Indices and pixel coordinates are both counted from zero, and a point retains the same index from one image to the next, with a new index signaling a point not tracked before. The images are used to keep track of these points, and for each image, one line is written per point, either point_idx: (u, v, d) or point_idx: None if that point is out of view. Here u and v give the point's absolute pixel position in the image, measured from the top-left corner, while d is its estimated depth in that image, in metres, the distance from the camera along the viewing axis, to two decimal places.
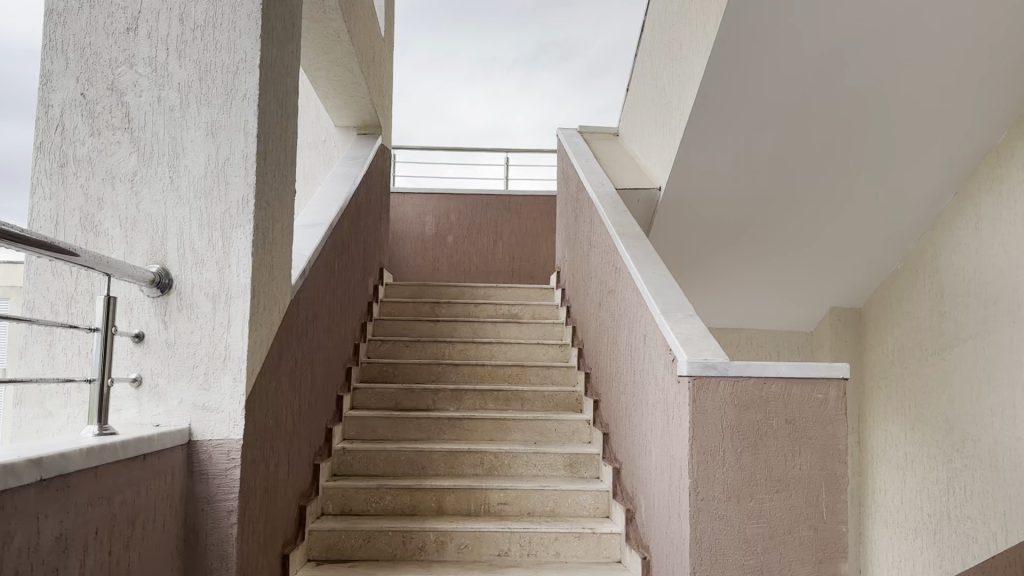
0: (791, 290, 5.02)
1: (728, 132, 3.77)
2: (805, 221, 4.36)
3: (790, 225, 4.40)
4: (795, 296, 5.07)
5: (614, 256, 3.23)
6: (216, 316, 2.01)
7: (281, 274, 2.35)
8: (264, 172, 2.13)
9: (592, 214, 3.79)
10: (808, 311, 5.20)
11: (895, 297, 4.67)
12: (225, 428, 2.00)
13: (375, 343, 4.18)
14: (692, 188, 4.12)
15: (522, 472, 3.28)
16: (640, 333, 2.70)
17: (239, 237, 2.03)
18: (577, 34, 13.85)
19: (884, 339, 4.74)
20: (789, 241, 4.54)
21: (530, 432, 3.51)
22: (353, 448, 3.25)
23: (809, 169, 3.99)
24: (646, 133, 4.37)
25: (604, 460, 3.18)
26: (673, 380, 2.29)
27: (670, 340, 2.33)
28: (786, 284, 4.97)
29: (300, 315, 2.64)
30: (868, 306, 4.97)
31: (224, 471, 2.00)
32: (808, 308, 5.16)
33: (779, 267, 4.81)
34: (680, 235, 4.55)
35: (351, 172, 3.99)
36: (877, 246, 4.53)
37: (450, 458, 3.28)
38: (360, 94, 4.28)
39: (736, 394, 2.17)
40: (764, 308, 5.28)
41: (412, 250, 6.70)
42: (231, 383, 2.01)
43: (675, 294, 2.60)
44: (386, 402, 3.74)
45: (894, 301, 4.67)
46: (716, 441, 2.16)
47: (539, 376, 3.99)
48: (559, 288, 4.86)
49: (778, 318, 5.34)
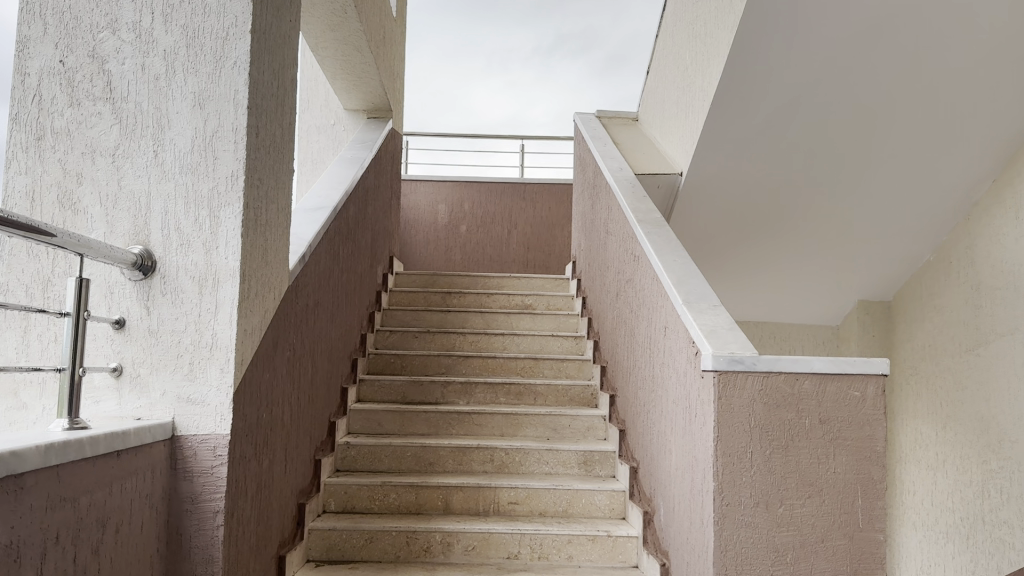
0: (811, 282, 4.85)
1: (750, 117, 3.60)
2: (827, 211, 4.19)
3: (812, 215, 4.23)
4: (821, 287, 4.88)
5: (633, 243, 3.06)
6: (202, 302, 1.86)
7: (277, 258, 2.20)
8: (255, 148, 1.98)
9: (610, 200, 3.61)
10: (829, 304, 5.02)
11: (926, 290, 4.47)
12: (211, 422, 1.85)
13: (383, 333, 4.03)
14: (716, 173, 3.93)
15: (534, 470, 3.12)
16: (660, 325, 2.54)
17: (227, 217, 1.88)
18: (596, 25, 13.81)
19: (915, 334, 4.54)
20: (811, 231, 4.37)
21: (543, 428, 3.36)
22: (357, 442, 3.10)
23: (833, 156, 3.81)
24: (666, 117, 4.19)
25: (620, 459, 3.02)
26: (696, 375, 2.13)
27: (694, 331, 2.16)
28: (806, 276, 4.80)
29: (298, 304, 2.49)
30: (897, 299, 4.77)
31: (210, 469, 1.86)
32: (829, 300, 4.99)
33: (799, 258, 4.64)
34: (703, 223, 4.37)
35: (359, 155, 3.83)
36: (908, 236, 4.33)
37: (459, 454, 3.12)
38: (369, 75, 4.12)
39: (765, 391, 2.01)
40: (784, 300, 5.11)
41: (425, 238, 6.55)
42: (219, 373, 1.86)
43: (698, 283, 2.42)
44: (394, 395, 3.59)
45: (925, 294, 4.47)
46: (742, 442, 2.00)
47: (553, 370, 3.83)
48: (574, 278, 4.69)
49: (803, 310, 5.15)
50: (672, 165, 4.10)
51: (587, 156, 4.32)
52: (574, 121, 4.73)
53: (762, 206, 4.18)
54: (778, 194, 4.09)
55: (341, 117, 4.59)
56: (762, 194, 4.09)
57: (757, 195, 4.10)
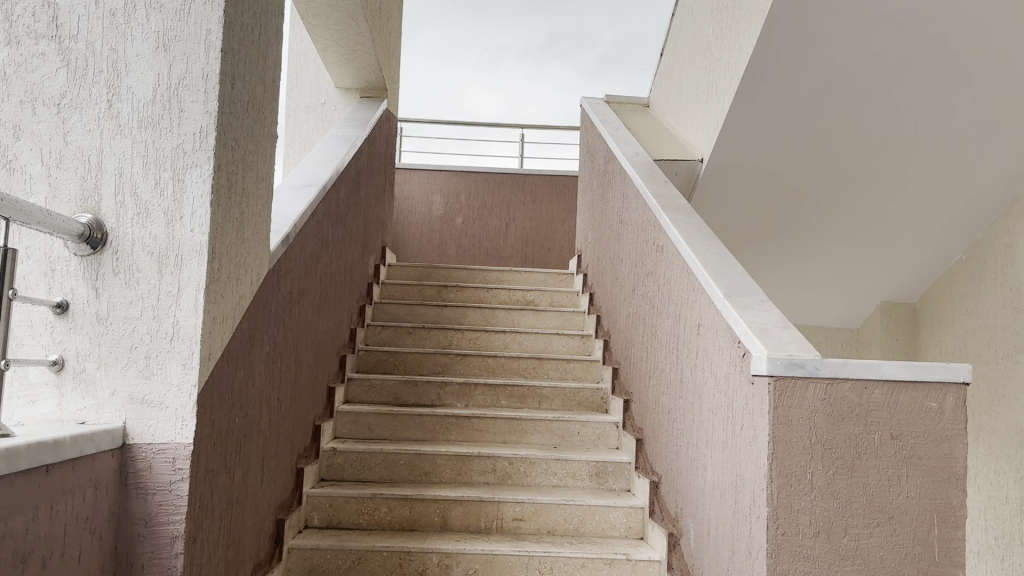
0: (836, 276, 4.58)
1: (784, 96, 3.30)
2: (860, 200, 3.92)
3: (843, 203, 3.96)
4: (856, 281, 4.59)
5: (654, 231, 2.76)
6: (163, 284, 1.54)
7: (255, 236, 1.88)
8: (231, 103, 1.66)
9: (625, 187, 3.31)
10: (854, 299, 4.75)
11: (963, 292, 4.18)
12: (170, 429, 1.54)
13: (374, 329, 3.71)
14: (749, 154, 3.63)
15: (541, 482, 2.81)
16: (691, 322, 2.24)
17: (194, 180, 1.56)
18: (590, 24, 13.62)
19: (948, 339, 4.26)
20: (841, 221, 4.10)
21: (550, 434, 3.05)
22: (344, 448, 2.79)
23: (874, 140, 3.52)
24: (684, 101, 3.89)
25: (637, 471, 2.71)
26: (743, 381, 1.83)
27: (740, 329, 1.86)
28: (831, 269, 4.53)
29: (281, 292, 2.18)
30: (930, 300, 4.48)
31: (167, 486, 1.54)
32: (855, 295, 4.72)
33: (826, 249, 4.36)
34: (735, 209, 4.07)
35: (350, 134, 3.50)
36: (953, 227, 4.02)
37: (457, 463, 2.81)
38: (363, 49, 3.80)
39: (829, 400, 1.71)
40: (809, 293, 4.83)
41: (419, 231, 6.23)
42: (180, 370, 1.54)
43: (738, 274, 2.12)
44: (385, 397, 3.27)
45: (962, 296, 4.18)
46: (800, 460, 1.70)
47: (558, 371, 3.52)
48: (579, 273, 4.38)
49: (838, 304, 4.86)
50: (691, 151, 3.79)
51: (597, 141, 4.02)
52: (581, 106, 4.43)
53: (791, 192, 3.91)
54: (808, 179, 3.81)
55: (332, 96, 4.26)
56: (792, 179, 3.82)
57: (786, 180, 3.83)
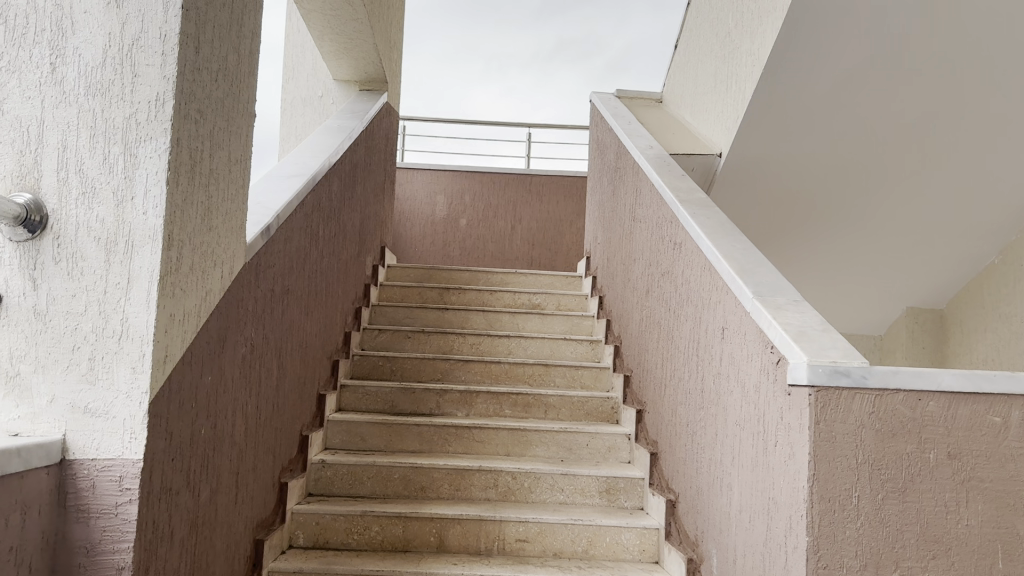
0: (863, 278, 4.37)
1: (808, 91, 3.10)
2: (889, 198, 3.71)
3: (869, 201, 3.75)
4: (894, 281, 4.35)
5: (670, 227, 2.54)
6: (111, 275, 1.34)
7: (228, 224, 1.67)
8: (194, 71, 1.45)
9: (638, 182, 3.09)
10: (883, 300, 4.54)
11: (1001, 298, 3.95)
12: (117, 441, 1.33)
13: (371, 332, 3.50)
14: (777, 146, 3.41)
15: (547, 499, 2.59)
16: (714, 325, 2.02)
17: (148, 155, 1.35)
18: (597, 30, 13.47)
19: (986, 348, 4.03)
20: (870, 220, 3.89)
21: (556, 447, 2.84)
22: (334, 461, 2.57)
23: (912, 133, 3.28)
24: (701, 94, 3.68)
25: (651, 488, 2.48)
26: (777, 392, 1.61)
27: (774, 332, 1.64)
28: (858, 271, 4.32)
29: (260, 289, 1.97)
30: (966, 307, 4.25)
31: (113, 509, 1.33)
32: (884, 297, 4.51)
33: (852, 251, 4.16)
34: (764, 206, 3.85)
35: (346, 125, 3.29)
36: (998, 222, 3.76)
37: (456, 477, 2.60)
38: (362, 37, 3.59)
39: (877, 415, 1.49)
40: (845, 295, 4.59)
41: (422, 233, 6.02)
42: (128, 373, 1.33)
43: (768, 272, 1.90)
44: (381, 404, 3.06)
45: (1001, 302, 3.94)
46: (845, 483, 1.48)
47: (565, 378, 3.31)
48: (588, 275, 4.17)
49: (876, 306, 4.62)
50: (709, 146, 3.58)
51: (608, 136, 3.81)
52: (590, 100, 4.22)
53: (816, 190, 3.71)
54: (833, 177, 3.61)
55: (330, 88, 4.06)
56: (816, 177, 3.62)
57: (811, 178, 3.63)
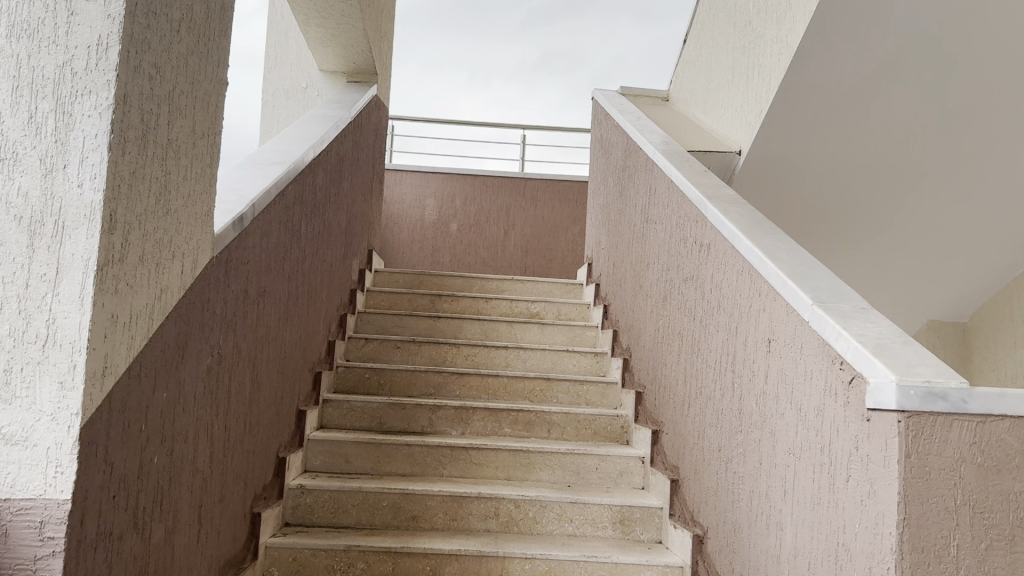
0: (898, 282, 4.10)
1: (836, 87, 2.85)
2: (924, 199, 3.43)
3: (900, 205, 3.49)
4: (933, 283, 4.05)
5: (693, 226, 2.28)
6: (33, 262, 1.05)
7: (191, 210, 1.39)
8: (147, 14, 1.16)
9: (651, 179, 2.83)
10: (914, 308, 4.28)
11: None
12: (38, 475, 1.04)
13: (357, 342, 3.22)
14: (805, 142, 3.14)
15: (554, 531, 2.31)
16: (756, 337, 1.76)
17: (85, 114, 1.07)
18: (586, 40, 13.29)
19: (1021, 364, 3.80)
20: (902, 225, 3.63)
21: (562, 470, 2.56)
22: (314, 486, 2.28)
23: (954, 128, 2.99)
24: (717, 89, 3.43)
25: (672, 520, 2.21)
26: (852, 417, 1.35)
27: (845, 344, 1.38)
28: (890, 276, 4.06)
29: (230, 290, 1.68)
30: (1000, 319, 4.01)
31: (31, 565, 1.03)
32: (918, 303, 4.24)
33: (887, 253, 3.87)
34: (792, 206, 3.58)
35: (332, 114, 3.01)
36: None
37: (452, 505, 2.31)
38: (351, 22, 3.30)
39: (980, 447, 1.22)
40: (884, 299, 4.29)
41: (410, 238, 5.75)
42: (52, 389, 1.03)
43: (825, 275, 1.64)
44: (367, 421, 2.77)
45: None
46: (942, 530, 1.21)
47: (568, 394, 3.04)
48: (589, 282, 3.90)
49: (916, 309, 4.31)
50: (725, 144, 3.32)
51: (614, 134, 3.55)
52: (593, 96, 3.96)
53: (844, 193, 3.46)
54: (863, 180, 3.36)
55: (314, 79, 3.77)
56: (844, 180, 3.37)
57: (839, 180, 3.38)
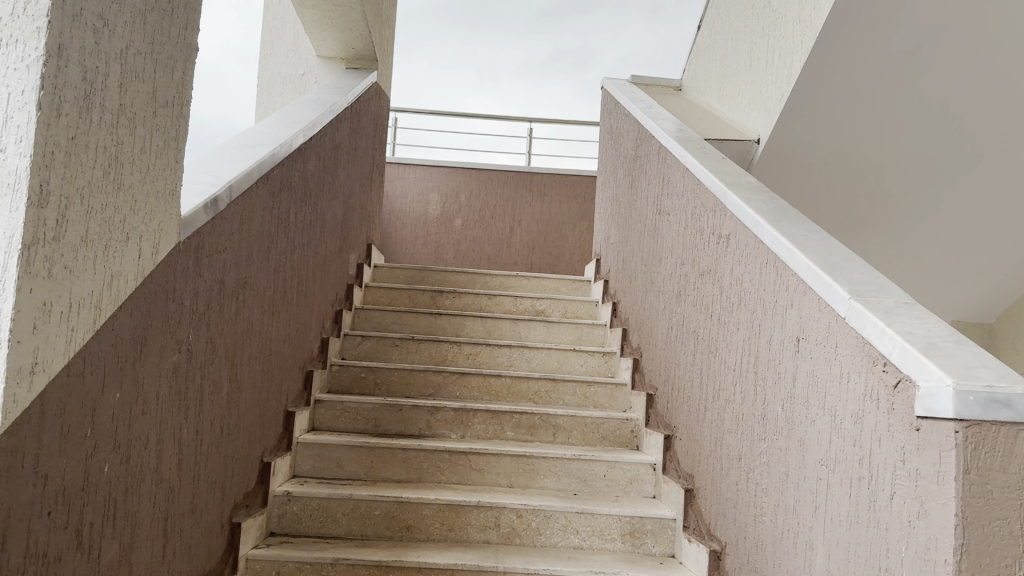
0: (941, 272, 3.87)
1: (862, 72, 2.66)
2: (960, 186, 3.23)
3: (934, 194, 3.29)
4: (979, 271, 3.82)
5: (710, 216, 2.11)
6: None
7: (151, 187, 1.23)
8: None
9: (664, 167, 2.67)
10: (959, 298, 4.06)
11: None
12: None
13: (353, 339, 3.07)
14: (829, 132, 2.97)
15: (558, 544, 2.15)
16: (782, 335, 1.59)
17: (10, 66, 0.91)
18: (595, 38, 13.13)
19: None
20: (939, 214, 3.42)
21: (567, 477, 2.40)
22: (301, 493, 2.13)
23: (988, 111, 2.79)
24: (734, 76, 3.27)
25: (686, 533, 2.05)
26: (898, 427, 1.18)
27: (889, 343, 1.21)
28: (932, 266, 3.84)
29: (202, 280, 1.52)
30: None
31: None
32: (963, 293, 4.01)
33: (926, 242, 3.66)
34: (819, 198, 3.40)
35: (327, 99, 2.85)
36: None
37: (449, 515, 2.15)
38: (348, 5, 3.14)
39: None
40: (927, 290, 4.07)
41: (413, 234, 5.60)
42: None
43: (861, 266, 1.47)
44: (361, 424, 2.61)
45: None
46: (1005, 557, 1.04)
47: (575, 396, 2.88)
48: (598, 279, 3.74)
49: (962, 300, 4.08)
50: (742, 133, 3.15)
51: (624, 123, 3.38)
52: (603, 85, 3.80)
53: (871, 183, 3.28)
54: (890, 170, 3.17)
55: (312, 66, 3.63)
56: (870, 171, 3.19)
57: (866, 171, 3.19)
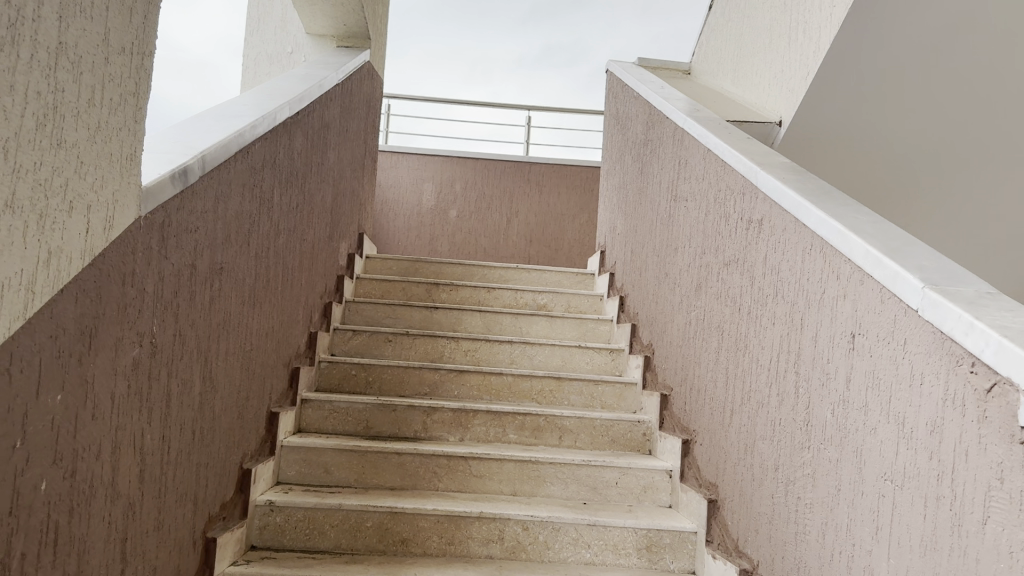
0: None
1: (887, 50, 2.44)
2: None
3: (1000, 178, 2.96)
4: None
5: (738, 200, 1.92)
6: None
7: (101, 149, 1.03)
8: None
9: (679, 150, 2.48)
10: None
11: None
12: None
13: (343, 334, 2.86)
14: (857, 115, 2.76)
15: (568, 559, 1.96)
16: (833, 332, 1.40)
17: None
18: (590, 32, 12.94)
19: None
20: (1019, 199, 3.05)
21: (576, 485, 2.20)
22: (286, 502, 1.93)
23: None
24: (752, 56, 3.07)
25: (709, 548, 1.86)
26: (992, 440, 0.99)
27: (980, 339, 1.02)
28: None
29: (167, 266, 1.31)
30: None
31: None
32: None
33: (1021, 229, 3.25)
34: (863, 186, 3.16)
35: (316, 75, 2.64)
36: None
37: (448, 527, 1.95)
38: None
39: None
40: None
41: (406, 225, 5.41)
42: None
43: (928, 252, 1.28)
44: (352, 425, 2.42)
45: None
46: None
47: (580, 395, 2.69)
48: (602, 272, 3.54)
49: None
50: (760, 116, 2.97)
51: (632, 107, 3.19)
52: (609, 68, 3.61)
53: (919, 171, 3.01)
54: (936, 156, 2.90)
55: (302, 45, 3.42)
56: (901, 161, 2.97)
57: (909, 158, 2.94)
